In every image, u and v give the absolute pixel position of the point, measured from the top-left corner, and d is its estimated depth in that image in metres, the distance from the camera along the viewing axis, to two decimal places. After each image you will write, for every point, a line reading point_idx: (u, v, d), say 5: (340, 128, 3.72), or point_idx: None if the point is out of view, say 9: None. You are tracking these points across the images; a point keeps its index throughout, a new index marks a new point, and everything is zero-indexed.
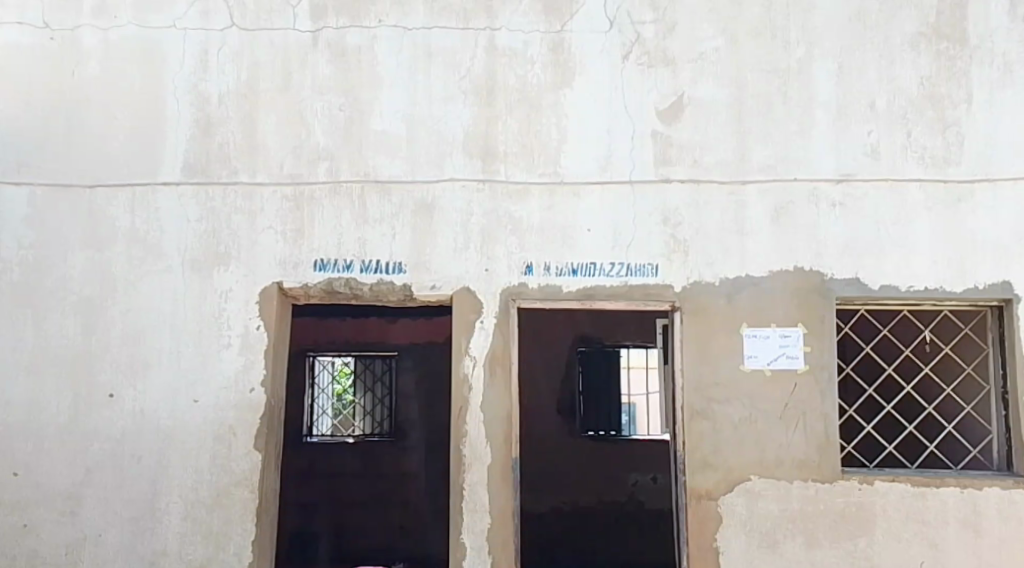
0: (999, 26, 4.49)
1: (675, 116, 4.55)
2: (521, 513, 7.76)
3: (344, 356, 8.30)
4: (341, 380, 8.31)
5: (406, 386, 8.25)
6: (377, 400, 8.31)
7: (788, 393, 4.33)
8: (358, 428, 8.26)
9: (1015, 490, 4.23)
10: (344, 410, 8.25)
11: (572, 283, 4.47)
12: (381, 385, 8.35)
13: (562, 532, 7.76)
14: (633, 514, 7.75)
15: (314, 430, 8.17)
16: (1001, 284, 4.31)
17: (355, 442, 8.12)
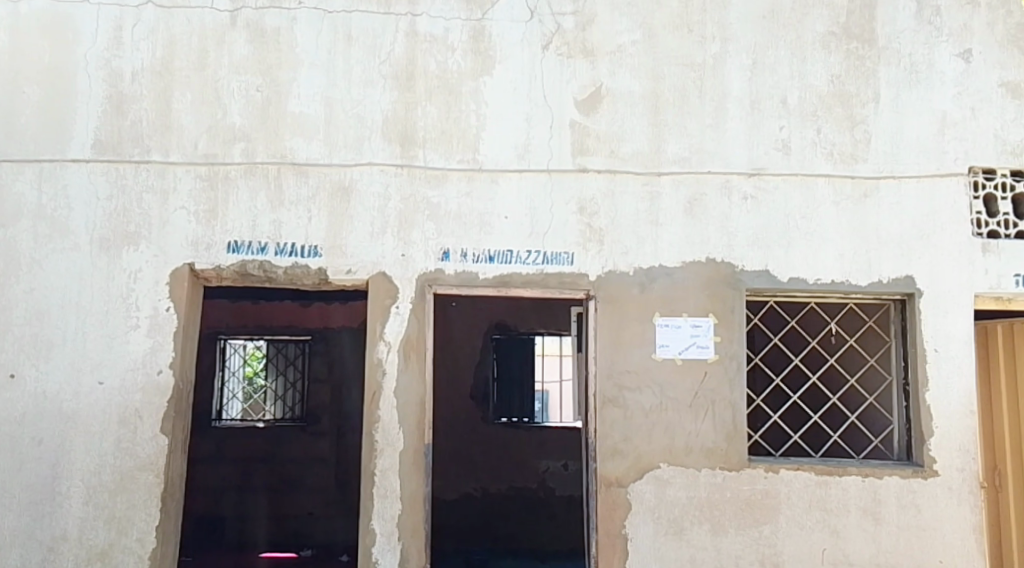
0: (906, 27, 4.61)
1: (593, 106, 4.58)
2: (449, 504, 7.75)
3: (256, 340, 8.23)
4: (251, 364, 8.24)
5: (336, 377, 8.19)
6: (289, 383, 8.26)
7: (698, 382, 4.39)
8: (269, 412, 8.19)
9: (914, 479, 4.30)
10: (255, 394, 8.17)
11: (489, 270, 4.47)
12: (293, 368, 8.30)
13: (489, 524, 7.74)
14: (559, 507, 7.75)
15: (223, 415, 8.07)
16: (903, 278, 4.41)
17: (266, 426, 8.05)
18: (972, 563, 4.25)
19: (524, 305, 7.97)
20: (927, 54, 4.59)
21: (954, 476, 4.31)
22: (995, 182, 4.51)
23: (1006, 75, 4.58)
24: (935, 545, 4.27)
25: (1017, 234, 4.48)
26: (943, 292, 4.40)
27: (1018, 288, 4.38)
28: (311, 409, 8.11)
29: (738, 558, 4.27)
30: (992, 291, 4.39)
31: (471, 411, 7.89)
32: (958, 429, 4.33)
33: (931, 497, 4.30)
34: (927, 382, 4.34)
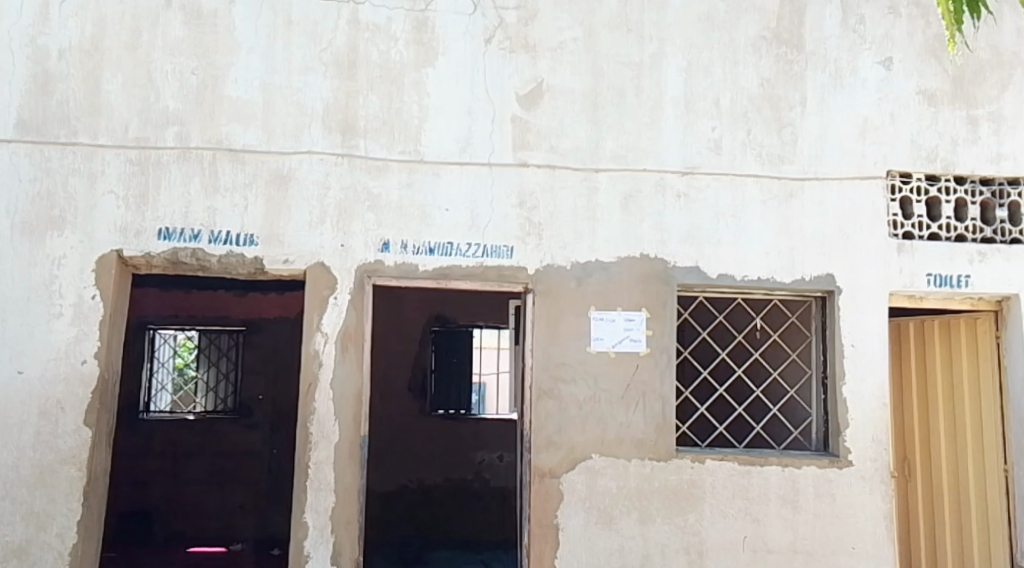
0: (833, 34, 4.74)
1: (534, 102, 4.64)
2: (376, 499, 7.69)
3: (187, 331, 7.99)
4: (183, 355, 8.02)
5: (273, 368, 8.03)
6: (222, 375, 8.08)
7: (630, 374, 4.49)
8: (199, 405, 7.98)
9: (830, 468, 4.47)
10: (185, 386, 7.95)
11: (428, 262, 4.48)
12: (227, 360, 8.12)
13: (416, 519, 7.72)
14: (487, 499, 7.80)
15: (150, 407, 7.84)
16: (824, 276, 4.56)
17: (195, 418, 7.85)
18: (883, 549, 4.44)
19: (462, 298, 8.01)
20: (852, 61, 4.72)
21: (868, 465, 4.49)
22: (911, 186, 4.66)
23: (924, 82, 4.71)
24: (849, 531, 4.45)
25: (930, 236, 4.63)
26: (861, 289, 4.55)
27: (930, 287, 4.52)
28: (244, 402, 7.97)
29: (664, 547, 4.39)
30: (905, 289, 4.54)
31: (406, 404, 7.88)
32: (872, 421, 4.51)
33: (845, 486, 4.47)
34: (844, 376, 4.51)
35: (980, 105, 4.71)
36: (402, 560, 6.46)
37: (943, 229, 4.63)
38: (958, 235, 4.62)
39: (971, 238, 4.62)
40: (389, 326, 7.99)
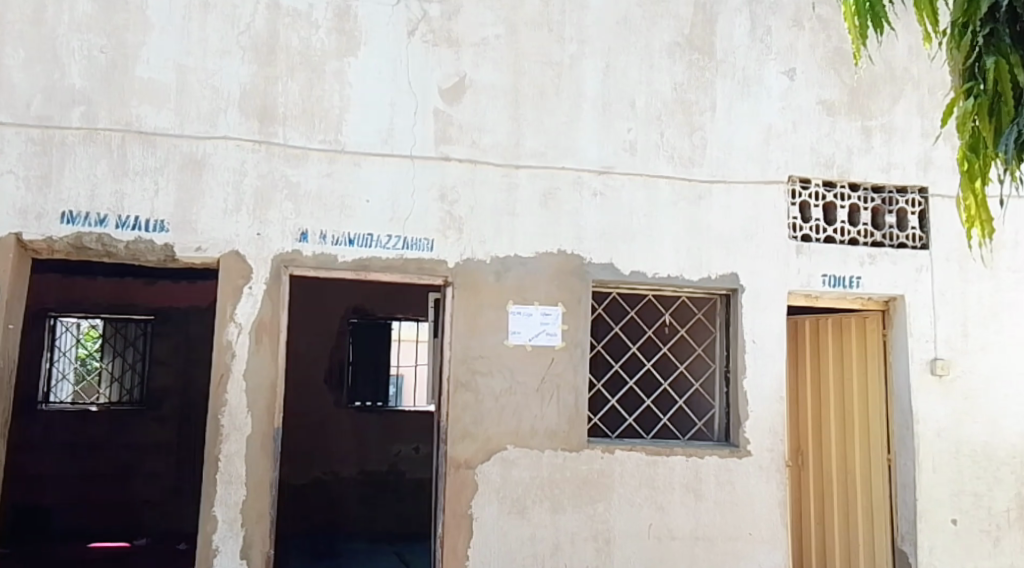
0: (741, 44, 4.93)
1: (456, 96, 4.66)
2: (283, 490, 7.57)
3: (91, 319, 7.68)
4: (86, 344, 7.72)
5: (181, 360, 7.78)
6: (127, 365, 7.76)
7: (546, 367, 4.58)
8: (103, 396, 7.66)
9: (730, 458, 4.68)
10: (87, 376, 7.64)
11: (347, 253, 4.46)
12: (133, 350, 7.82)
13: (324, 510, 7.63)
14: (398, 487, 7.79)
15: (50, 397, 7.51)
16: (729, 275, 4.75)
17: (99, 409, 7.52)
18: (777, 535, 4.69)
19: (382, 289, 8.00)
20: (758, 70, 4.92)
21: (764, 455, 4.72)
22: (810, 191, 4.90)
23: (824, 94, 4.97)
24: (746, 518, 4.68)
25: (826, 239, 4.90)
26: (763, 287, 4.77)
27: (824, 287, 4.79)
28: (152, 393, 7.67)
29: (574, 535, 4.53)
30: (802, 289, 4.79)
31: (322, 395, 7.78)
32: (769, 413, 4.74)
33: (744, 475, 4.69)
34: (744, 370, 4.72)
35: (874, 116, 5.00)
36: (308, 551, 6.39)
37: (838, 232, 4.90)
38: (851, 239, 4.90)
39: (863, 241, 4.91)
40: (305, 315, 7.87)
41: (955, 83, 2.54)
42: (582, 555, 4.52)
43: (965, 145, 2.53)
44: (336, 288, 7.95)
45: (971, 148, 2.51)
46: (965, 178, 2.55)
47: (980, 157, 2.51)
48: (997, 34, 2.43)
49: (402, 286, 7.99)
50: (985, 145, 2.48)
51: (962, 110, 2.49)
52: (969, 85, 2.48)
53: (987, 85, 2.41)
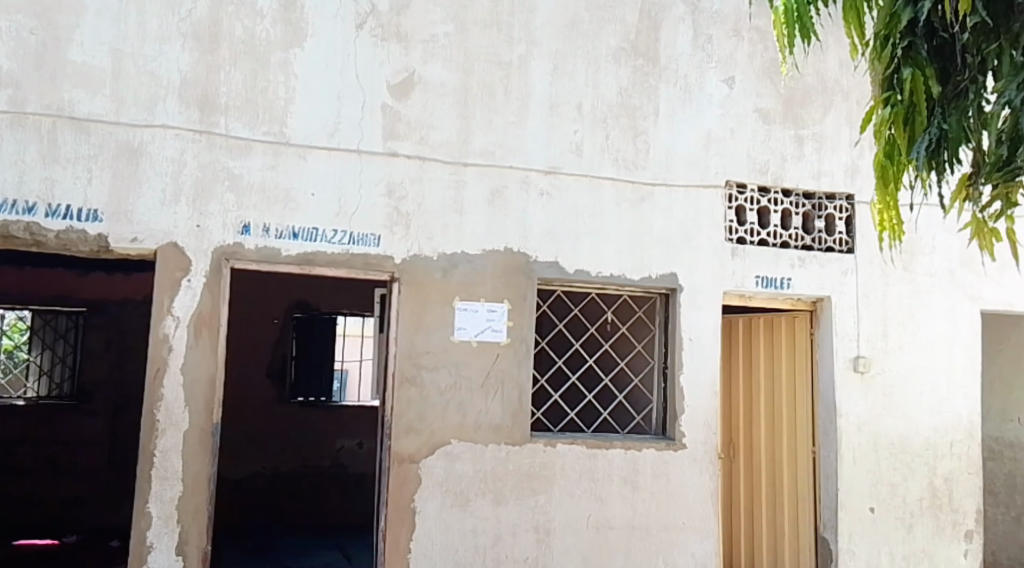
0: (683, 51, 5.08)
1: (404, 93, 4.65)
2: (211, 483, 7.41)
3: (19, 310, 7.34)
4: (13, 336, 7.35)
5: (115, 353, 7.50)
6: (58, 358, 7.44)
7: (491, 363, 4.63)
8: (31, 389, 7.34)
9: (666, 451, 4.83)
10: (14, 368, 7.29)
11: (291, 247, 4.39)
12: (64, 342, 7.47)
13: (256, 502, 7.52)
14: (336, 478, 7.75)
15: None
16: (668, 275, 4.90)
17: (27, 404, 7.21)
18: (708, 524, 4.88)
19: (328, 284, 7.88)
20: (699, 78, 5.08)
21: (698, 448, 4.88)
22: (745, 196, 5.09)
23: (760, 102, 5.16)
24: (681, 508, 4.84)
25: (760, 241, 5.11)
26: (700, 287, 4.94)
27: (757, 287, 5.00)
28: (84, 386, 7.39)
29: (515, 526, 4.59)
30: (737, 289, 4.98)
31: (264, 391, 7.70)
32: (705, 408, 4.90)
33: (680, 467, 4.85)
34: (681, 367, 4.88)
35: (806, 126, 5.24)
36: (240, 546, 6.29)
37: (771, 236, 5.11)
38: (782, 242, 5.13)
39: (793, 244, 5.14)
40: (246, 307, 7.74)
41: (875, 92, 2.73)
42: (523, 546, 4.59)
43: (882, 151, 2.74)
44: (278, 281, 7.79)
45: (887, 154, 2.72)
46: (881, 182, 2.76)
47: (895, 163, 2.71)
48: (913, 48, 2.60)
49: (344, 281, 7.86)
50: (900, 152, 2.68)
51: (880, 118, 2.69)
52: (887, 95, 2.66)
53: (903, 95, 2.58)
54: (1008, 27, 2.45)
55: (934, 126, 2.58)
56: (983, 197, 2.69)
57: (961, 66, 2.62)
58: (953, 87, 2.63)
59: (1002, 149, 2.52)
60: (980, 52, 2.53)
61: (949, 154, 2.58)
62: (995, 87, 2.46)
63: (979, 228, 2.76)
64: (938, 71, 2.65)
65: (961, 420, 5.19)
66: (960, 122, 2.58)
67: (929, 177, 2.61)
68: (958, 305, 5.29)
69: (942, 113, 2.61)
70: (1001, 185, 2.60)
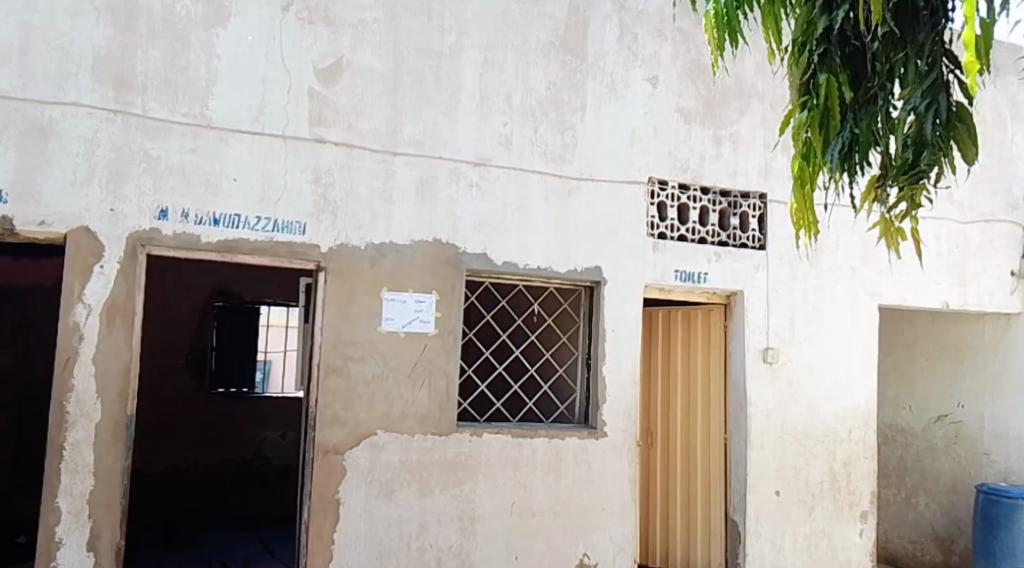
0: (610, 48, 5.18)
1: (333, 78, 4.56)
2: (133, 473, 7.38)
3: None
4: None
5: (12, 340, 7.10)
6: None
7: (418, 353, 4.64)
8: None
9: (588, 439, 4.96)
10: None
11: (212, 233, 4.25)
12: None
13: (174, 494, 7.48)
14: (258, 470, 7.76)
15: None
16: (593, 268, 5.01)
17: None
18: (627, 509, 5.05)
19: (250, 273, 7.95)
20: (624, 76, 5.20)
21: (618, 435, 5.04)
22: (667, 192, 5.26)
23: (681, 102, 5.34)
24: (600, 494, 4.99)
25: (680, 237, 5.29)
26: (623, 280, 5.08)
27: (676, 281, 5.19)
28: None
29: (439, 515, 4.62)
30: (657, 282, 5.16)
31: (183, 381, 7.70)
32: (625, 397, 5.06)
33: (600, 454, 4.99)
34: (605, 357, 5.01)
35: (724, 126, 5.46)
36: (163, 540, 6.16)
37: (690, 232, 5.31)
38: (701, 238, 5.33)
39: (710, 241, 5.35)
40: (164, 296, 7.74)
41: (794, 97, 2.71)
42: (447, 534, 4.63)
43: (798, 154, 2.70)
44: (198, 270, 7.83)
45: (804, 156, 2.67)
46: (797, 183, 2.69)
47: (811, 164, 2.66)
48: (828, 54, 2.59)
49: (269, 269, 7.96)
50: (816, 154, 2.63)
51: (798, 122, 2.67)
52: (805, 99, 2.65)
53: (819, 99, 2.57)
54: (914, 36, 2.49)
55: (845, 131, 2.59)
56: (889, 198, 2.78)
57: (872, 73, 2.62)
58: (864, 93, 2.62)
59: (908, 153, 2.55)
60: (889, 60, 2.54)
61: (860, 157, 2.59)
62: (900, 93, 2.51)
63: (887, 228, 2.77)
64: (849, 78, 2.63)
65: (857, 407, 5.59)
66: (870, 126, 2.58)
67: (842, 180, 2.61)
68: (859, 300, 5.68)
69: (853, 118, 2.60)
70: (906, 187, 2.67)
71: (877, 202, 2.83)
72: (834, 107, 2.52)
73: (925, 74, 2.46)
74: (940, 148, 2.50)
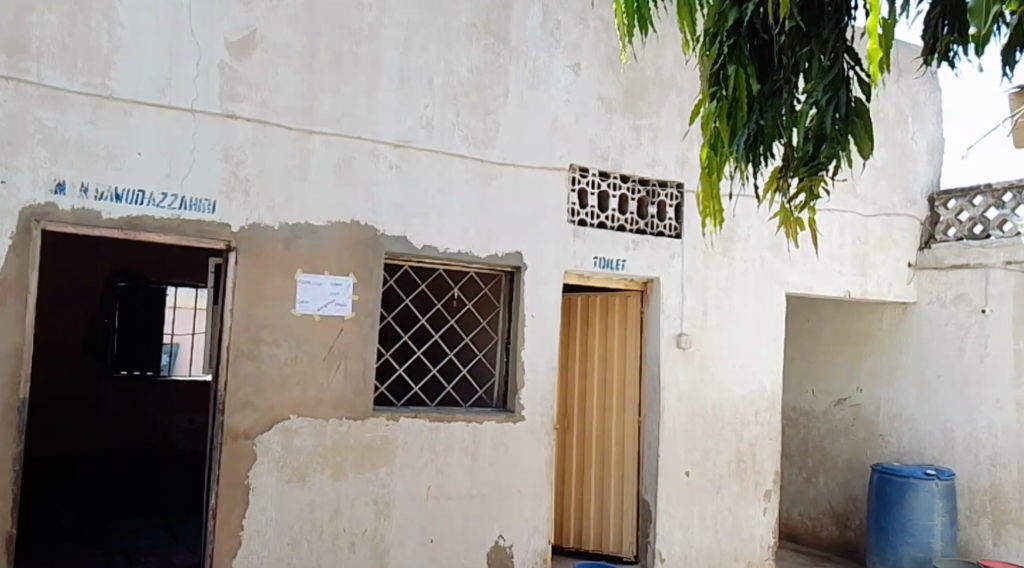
0: (533, 34, 5.16)
1: (246, 52, 4.38)
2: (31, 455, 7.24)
3: None
4: None
5: None
6: None
7: (334, 337, 4.56)
8: None
9: (506, 423, 4.98)
10: None
11: (114, 210, 4.05)
12: None
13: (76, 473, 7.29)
14: (164, 455, 7.74)
15: None
16: (514, 253, 5.02)
17: None
18: (542, 490, 5.11)
19: (155, 254, 7.85)
20: (546, 62, 5.19)
21: (535, 419, 5.08)
22: (588, 179, 5.30)
23: (602, 90, 5.38)
24: (517, 477, 5.02)
25: (599, 224, 5.35)
26: (542, 266, 5.10)
27: (595, 268, 5.25)
28: None
29: (354, 500, 4.57)
30: (577, 269, 5.21)
31: (84, 364, 7.59)
32: (543, 381, 5.10)
33: (518, 438, 5.02)
34: (524, 341, 5.03)
35: (644, 116, 5.53)
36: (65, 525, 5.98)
37: (609, 219, 5.37)
38: (620, 225, 5.40)
39: (629, 228, 5.44)
40: (61, 276, 7.61)
41: (704, 87, 2.76)
42: (362, 519, 4.59)
43: (707, 143, 2.77)
44: (99, 251, 7.71)
45: (712, 145, 2.74)
46: (705, 171, 2.79)
47: (719, 153, 2.74)
48: (737, 46, 2.61)
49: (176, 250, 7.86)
50: (723, 144, 2.70)
51: (707, 111, 2.72)
52: (714, 90, 2.70)
53: (728, 90, 2.63)
54: (818, 32, 2.51)
55: (752, 122, 2.63)
56: (790, 188, 2.82)
57: (778, 66, 2.65)
58: (770, 86, 2.65)
59: (809, 145, 2.54)
60: (795, 55, 2.58)
61: (764, 148, 2.66)
62: (804, 86, 2.56)
63: (786, 217, 2.85)
64: (757, 70, 2.66)
65: (764, 391, 5.81)
66: (776, 118, 2.64)
67: (746, 169, 2.66)
68: (768, 288, 5.88)
69: (760, 110, 2.65)
70: (806, 178, 2.67)
71: (778, 192, 2.87)
72: (741, 98, 2.58)
73: (828, 69, 2.50)
74: (839, 141, 2.51)
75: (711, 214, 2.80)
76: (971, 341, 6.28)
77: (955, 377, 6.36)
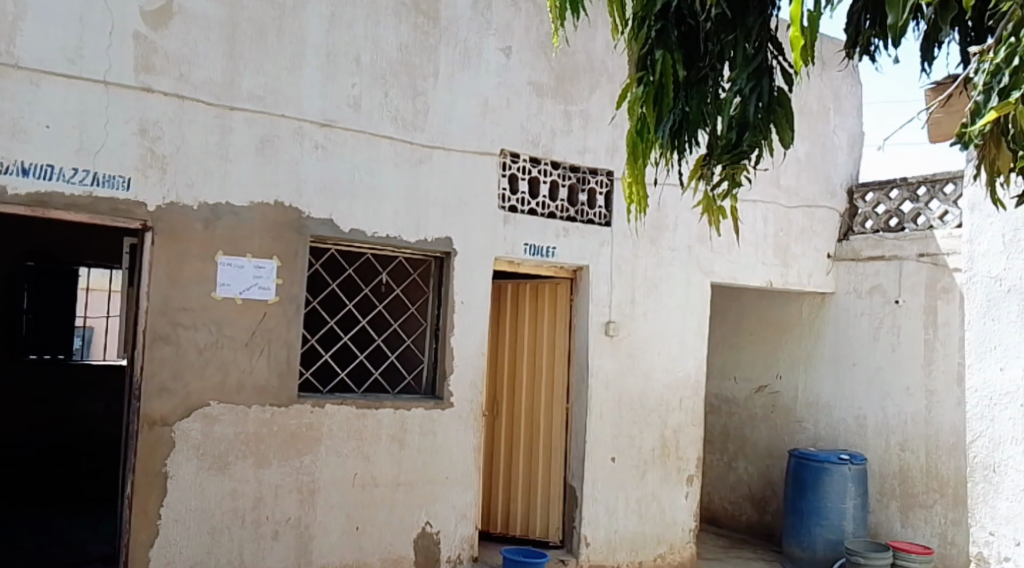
0: (463, 14, 5.10)
1: (163, 23, 4.20)
2: None
3: None
4: None
5: None
6: None
7: (256, 322, 4.43)
8: None
9: (434, 410, 4.94)
10: None
11: (21, 185, 3.83)
12: None
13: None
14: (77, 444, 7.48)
15: None
16: (443, 239, 4.96)
17: None
18: (470, 477, 5.10)
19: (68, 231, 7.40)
20: (477, 43, 5.14)
21: (463, 405, 5.05)
22: (519, 165, 5.29)
23: (533, 75, 5.36)
24: (445, 463, 5.00)
25: (530, 211, 5.34)
26: (472, 251, 5.07)
27: (526, 255, 5.25)
28: None
29: (277, 488, 4.47)
30: (507, 255, 5.19)
31: None
32: (472, 367, 5.07)
33: (446, 424, 4.99)
34: (453, 327, 4.99)
35: (574, 102, 5.53)
36: None
37: (540, 206, 5.37)
38: (550, 212, 5.41)
39: (559, 215, 5.45)
40: None
41: (631, 72, 2.72)
42: (285, 508, 4.49)
43: (633, 129, 2.70)
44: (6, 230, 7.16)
45: (638, 132, 2.69)
46: (630, 156, 2.73)
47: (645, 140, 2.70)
48: (665, 32, 2.62)
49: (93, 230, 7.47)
50: (649, 131, 2.67)
51: (634, 97, 2.67)
52: (641, 75, 2.65)
53: (655, 75, 2.59)
54: (743, 20, 2.55)
55: (677, 109, 2.69)
56: (713, 176, 2.84)
57: (705, 53, 2.71)
58: (695, 73, 2.71)
59: (732, 133, 2.56)
60: (720, 42, 2.66)
61: (688, 136, 2.70)
62: (728, 75, 2.57)
63: (709, 206, 2.87)
64: (684, 56, 2.69)
65: (688, 377, 5.92)
66: (700, 106, 2.69)
67: (671, 156, 2.71)
68: (694, 276, 5.98)
69: (685, 97, 2.70)
70: (728, 166, 2.70)
71: (702, 179, 2.89)
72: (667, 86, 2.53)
73: (752, 57, 2.53)
74: (761, 131, 2.53)
75: (636, 200, 2.80)
76: (885, 330, 6.53)
77: (869, 365, 6.60)
